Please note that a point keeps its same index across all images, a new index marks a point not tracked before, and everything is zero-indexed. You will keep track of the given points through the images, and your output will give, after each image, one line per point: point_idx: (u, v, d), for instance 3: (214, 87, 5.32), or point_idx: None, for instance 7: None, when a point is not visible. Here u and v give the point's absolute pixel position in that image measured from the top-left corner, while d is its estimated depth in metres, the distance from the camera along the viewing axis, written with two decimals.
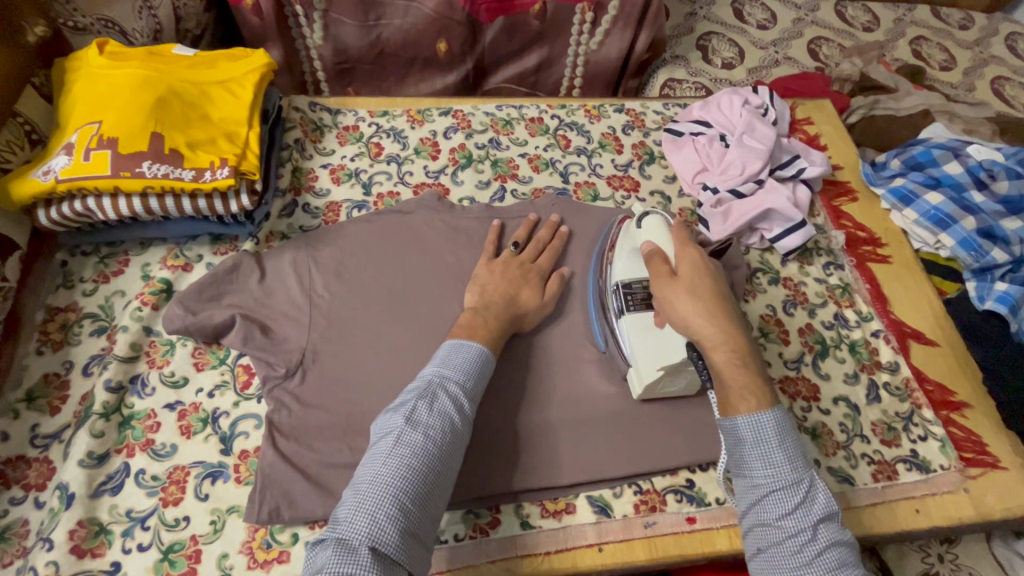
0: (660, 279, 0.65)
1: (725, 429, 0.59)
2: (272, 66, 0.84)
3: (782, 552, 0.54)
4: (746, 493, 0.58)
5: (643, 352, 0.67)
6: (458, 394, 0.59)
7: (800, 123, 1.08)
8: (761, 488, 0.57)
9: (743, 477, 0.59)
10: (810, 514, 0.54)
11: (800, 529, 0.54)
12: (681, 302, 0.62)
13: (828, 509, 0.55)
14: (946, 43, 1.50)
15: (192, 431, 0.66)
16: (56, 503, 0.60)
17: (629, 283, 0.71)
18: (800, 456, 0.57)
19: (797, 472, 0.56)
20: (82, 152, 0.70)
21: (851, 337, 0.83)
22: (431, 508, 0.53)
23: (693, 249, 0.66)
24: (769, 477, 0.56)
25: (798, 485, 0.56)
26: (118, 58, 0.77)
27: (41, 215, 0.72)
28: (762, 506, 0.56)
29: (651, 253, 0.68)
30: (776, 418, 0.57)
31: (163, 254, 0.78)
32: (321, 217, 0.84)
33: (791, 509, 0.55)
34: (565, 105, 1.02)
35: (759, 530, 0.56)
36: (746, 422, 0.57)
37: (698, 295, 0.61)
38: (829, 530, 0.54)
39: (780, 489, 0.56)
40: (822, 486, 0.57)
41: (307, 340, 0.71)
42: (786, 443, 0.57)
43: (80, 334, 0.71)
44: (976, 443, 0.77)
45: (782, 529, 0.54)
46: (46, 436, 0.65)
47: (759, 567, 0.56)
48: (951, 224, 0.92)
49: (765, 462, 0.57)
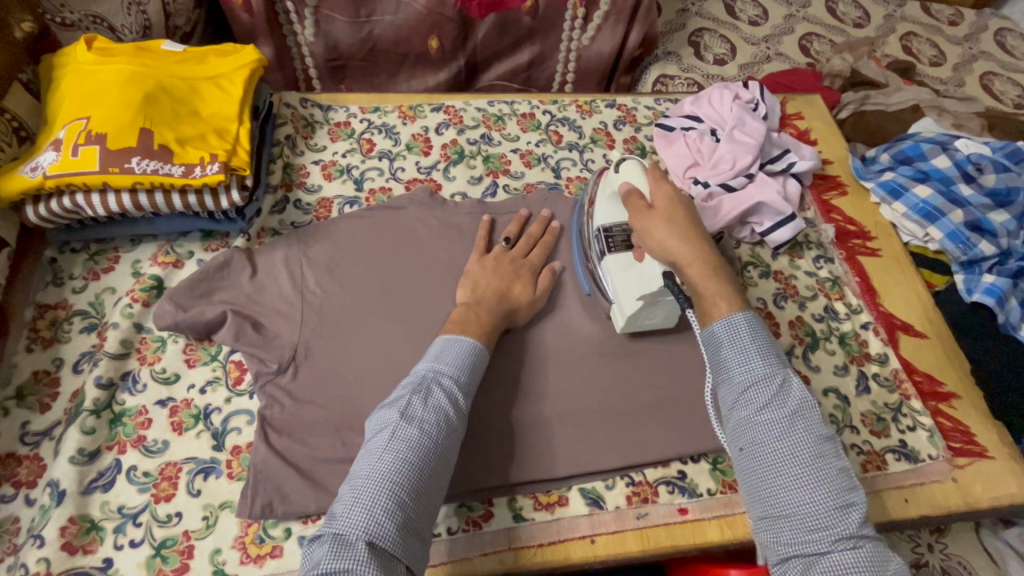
0: (637, 212, 0.68)
1: (704, 337, 0.61)
2: (262, 62, 0.84)
3: (760, 446, 0.54)
4: (725, 396, 0.58)
5: (623, 286, 0.70)
6: (452, 388, 0.60)
7: (790, 118, 1.09)
8: (738, 386, 0.57)
9: (721, 380, 0.59)
10: (785, 407, 0.54)
11: (777, 421, 0.54)
12: (658, 230, 0.65)
13: (804, 400, 0.55)
14: (936, 39, 1.51)
15: (184, 427, 0.66)
16: (47, 500, 0.60)
17: (610, 227, 0.73)
18: (773, 354, 0.58)
19: (770, 366, 0.56)
20: (70, 148, 0.70)
21: (841, 329, 0.84)
22: (429, 501, 0.53)
23: (666, 184, 0.69)
24: (745, 374, 0.57)
25: (772, 379, 0.56)
26: (106, 54, 0.77)
27: (29, 212, 0.72)
28: (741, 403, 0.56)
29: (627, 192, 0.70)
30: (750, 320, 0.59)
31: (154, 251, 0.77)
32: (312, 213, 0.84)
33: (767, 402, 0.55)
34: (556, 100, 1.02)
35: (738, 428, 0.56)
36: (723, 326, 0.59)
37: (673, 221, 0.65)
38: (806, 421, 0.54)
39: (755, 384, 0.56)
40: (797, 380, 0.57)
41: (299, 337, 0.71)
42: (759, 343, 0.58)
43: (70, 331, 0.71)
44: (964, 434, 0.78)
45: (760, 424, 0.54)
46: (37, 434, 0.64)
47: (741, 466, 0.56)
48: (939, 217, 0.92)
49: (740, 360, 0.57)
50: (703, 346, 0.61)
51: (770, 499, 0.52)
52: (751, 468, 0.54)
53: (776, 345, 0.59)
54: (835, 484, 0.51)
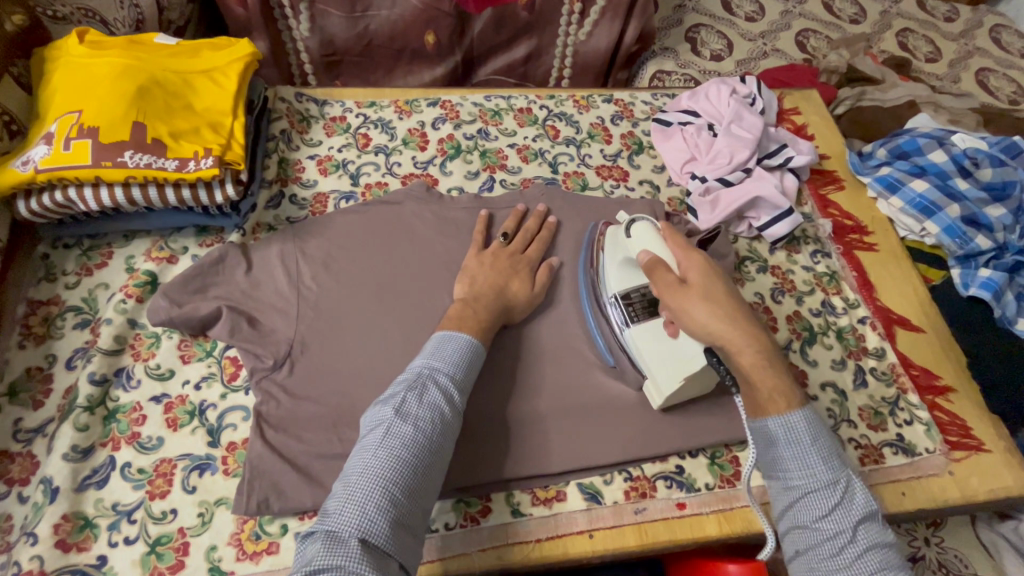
0: (670, 289, 0.62)
1: (755, 431, 0.60)
2: (257, 56, 0.83)
3: (821, 553, 0.53)
4: (781, 496, 0.58)
5: (658, 364, 0.67)
6: (447, 385, 0.59)
7: (787, 113, 1.09)
8: (796, 488, 0.56)
9: (776, 479, 0.59)
10: (848, 516, 0.54)
11: (839, 531, 0.53)
12: (698, 311, 0.60)
13: (867, 510, 0.54)
14: (932, 35, 1.51)
15: (179, 423, 0.65)
16: (41, 497, 0.59)
17: (627, 293, 0.71)
18: (834, 457, 0.57)
19: (832, 471, 0.56)
20: (62, 142, 0.69)
21: (838, 324, 0.84)
22: (422, 499, 0.53)
23: (695, 253, 0.65)
24: (805, 478, 0.56)
25: (834, 486, 0.55)
26: (98, 47, 0.76)
27: (21, 206, 0.71)
28: (799, 508, 0.56)
29: (651, 263, 0.65)
30: (808, 419, 0.58)
31: (147, 246, 0.77)
32: (308, 208, 0.83)
33: (829, 510, 0.54)
34: (553, 95, 1.01)
35: (795, 530, 0.56)
36: (778, 423, 0.58)
37: (713, 300, 0.61)
38: (869, 532, 0.53)
39: (816, 490, 0.56)
40: (860, 486, 0.56)
41: (295, 332, 0.70)
42: (819, 444, 0.57)
43: (63, 327, 0.70)
44: (961, 427, 0.78)
45: (820, 531, 0.54)
46: (30, 431, 0.64)
47: (799, 572, 0.55)
48: (935, 211, 0.93)
49: (799, 462, 0.57)
50: (754, 440, 0.61)
51: None
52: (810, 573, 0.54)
53: (835, 445, 0.59)
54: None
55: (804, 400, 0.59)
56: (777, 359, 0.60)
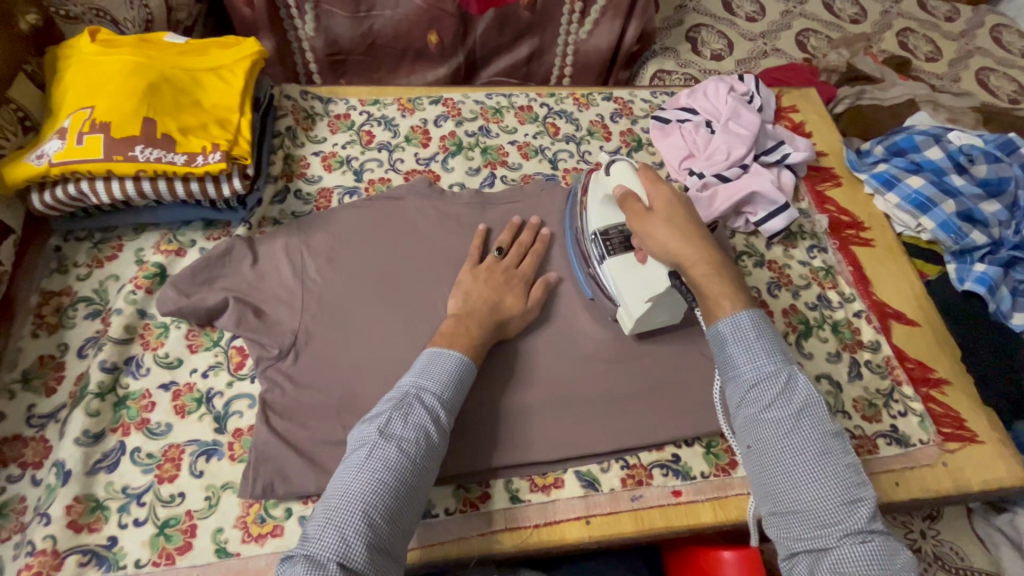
0: (637, 215, 0.66)
1: (710, 336, 0.61)
2: (263, 54, 0.85)
3: (767, 443, 0.55)
4: (732, 395, 0.59)
5: (628, 289, 0.69)
6: (434, 405, 0.60)
7: (785, 111, 1.10)
8: (744, 385, 0.58)
9: (728, 378, 0.60)
10: (791, 405, 0.55)
11: (783, 420, 0.55)
12: (659, 231, 0.64)
13: (810, 397, 0.56)
14: (932, 35, 1.52)
15: (187, 410, 0.67)
16: (53, 479, 0.61)
17: (607, 230, 0.73)
18: (779, 352, 0.58)
19: (776, 363, 0.57)
20: (75, 137, 0.71)
21: (834, 317, 0.85)
22: (404, 523, 0.54)
23: (662, 184, 0.68)
24: (751, 374, 0.57)
25: (777, 377, 0.57)
26: (110, 45, 0.78)
27: (35, 199, 0.73)
28: (748, 402, 0.57)
29: (623, 195, 0.69)
30: (755, 320, 0.60)
31: (156, 240, 0.79)
32: (313, 203, 0.85)
33: (773, 399, 0.56)
34: (554, 93, 1.03)
35: (745, 427, 0.57)
36: (728, 325, 0.60)
37: (674, 223, 0.64)
38: (812, 418, 0.55)
39: (761, 382, 0.57)
40: (804, 376, 0.57)
41: (299, 324, 0.72)
42: (765, 341, 0.58)
43: (75, 317, 0.72)
44: (955, 419, 0.79)
45: (767, 422, 0.56)
46: (43, 416, 0.66)
47: (751, 463, 0.57)
48: (931, 207, 0.94)
49: (746, 359, 0.58)
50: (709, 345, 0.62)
51: (780, 496, 0.54)
52: (759, 464, 0.56)
53: (781, 340, 0.60)
54: (844, 479, 0.52)
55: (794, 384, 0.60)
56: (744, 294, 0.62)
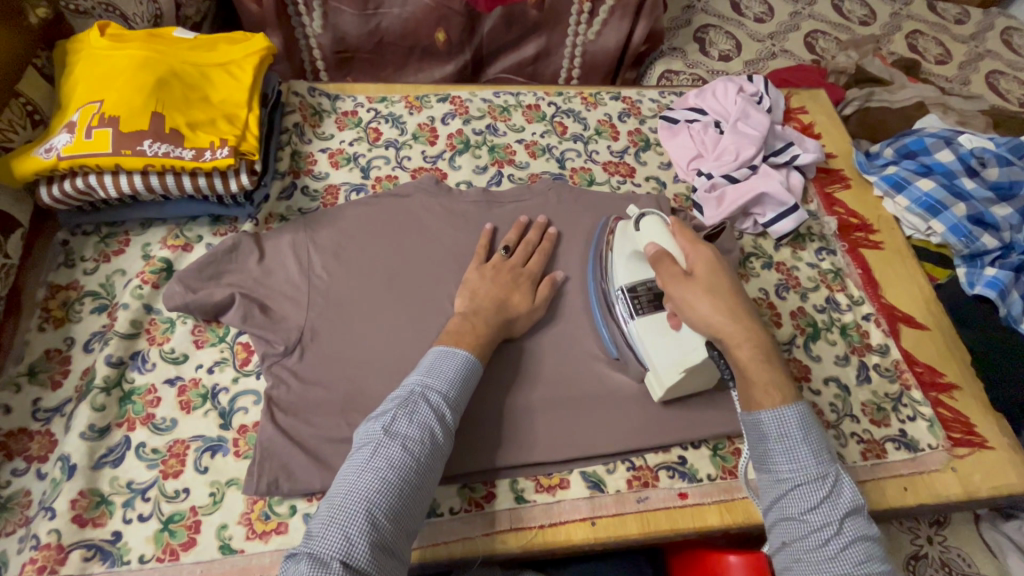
0: (675, 280, 0.62)
1: (747, 423, 0.59)
2: (272, 50, 0.85)
3: (805, 544, 0.55)
4: (769, 489, 0.58)
5: (658, 356, 0.67)
6: (439, 404, 0.60)
7: (794, 112, 1.09)
8: (786, 482, 0.56)
9: (766, 472, 0.58)
10: (836, 509, 0.55)
11: (826, 524, 0.54)
12: (700, 302, 0.60)
13: (854, 503, 0.55)
14: (942, 37, 1.51)
15: (192, 406, 0.67)
16: (58, 473, 0.61)
17: (634, 287, 0.71)
18: (824, 451, 0.57)
19: (822, 466, 0.56)
20: (84, 130, 0.71)
21: (842, 320, 0.85)
22: (407, 523, 0.54)
23: (703, 247, 0.64)
24: (794, 472, 0.56)
25: (823, 480, 0.56)
26: (120, 40, 0.78)
27: (43, 193, 0.73)
28: (787, 500, 0.56)
29: (657, 255, 0.66)
30: (800, 413, 0.57)
31: (163, 235, 0.79)
32: (319, 200, 0.85)
33: (817, 503, 0.55)
34: (562, 92, 1.03)
35: (782, 523, 0.56)
36: (771, 418, 0.57)
37: (717, 294, 0.60)
38: (855, 524, 0.54)
39: (805, 483, 0.56)
40: (848, 479, 0.57)
41: (306, 320, 0.72)
42: (810, 438, 0.57)
43: (81, 311, 0.72)
44: (965, 424, 0.78)
45: (809, 525, 0.55)
46: (48, 410, 0.66)
47: (784, 561, 0.56)
48: (942, 210, 0.93)
49: (790, 457, 0.57)
50: (745, 432, 0.60)
51: None
52: (796, 564, 0.55)
53: (824, 435, 0.59)
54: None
55: (806, 406, 0.58)
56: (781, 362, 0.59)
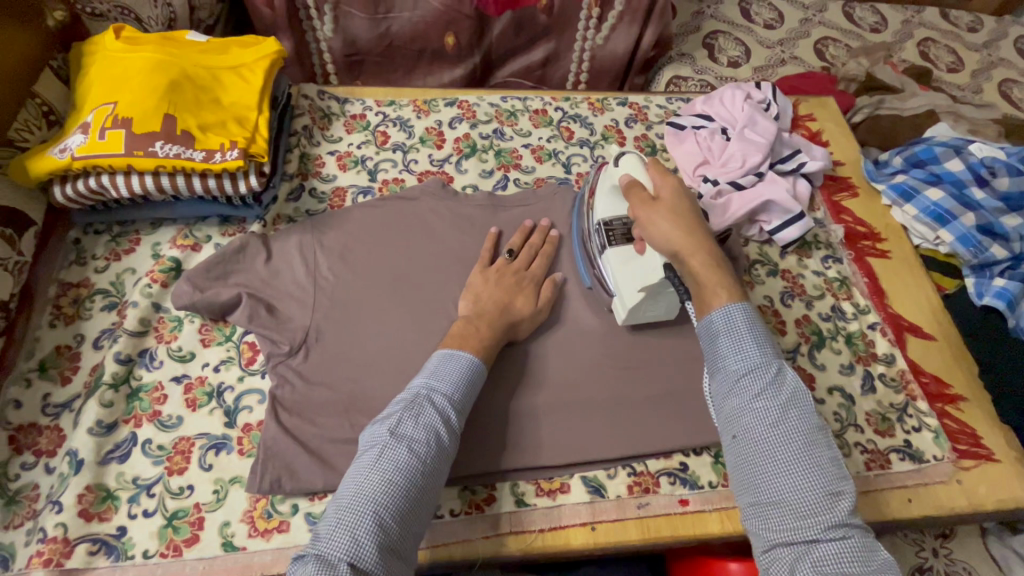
0: (641, 203, 0.67)
1: (701, 328, 0.62)
2: (282, 54, 0.86)
3: (753, 432, 0.54)
4: (720, 386, 0.59)
5: (624, 278, 0.70)
6: (444, 406, 0.60)
7: (802, 119, 1.09)
8: (733, 375, 0.57)
9: (716, 371, 0.59)
10: (780, 396, 0.55)
11: (769, 409, 0.55)
12: (661, 220, 0.65)
13: (797, 390, 0.56)
14: (954, 45, 1.50)
15: (198, 404, 0.68)
16: (66, 468, 0.62)
17: (610, 222, 0.74)
18: (770, 346, 0.59)
19: (766, 355, 0.57)
20: (97, 132, 0.72)
21: (847, 329, 0.84)
22: (414, 524, 0.54)
23: (671, 177, 0.69)
24: (740, 363, 0.57)
25: (767, 367, 0.57)
26: (134, 43, 0.80)
27: (56, 192, 0.74)
28: (734, 392, 0.57)
29: (629, 184, 0.70)
30: (746, 312, 0.60)
31: (173, 234, 0.80)
32: (327, 202, 0.86)
33: (762, 389, 0.56)
34: (568, 97, 1.03)
35: (731, 416, 0.57)
36: (720, 316, 0.60)
37: (676, 214, 0.65)
38: (799, 411, 0.55)
39: (750, 372, 0.57)
40: (793, 371, 0.58)
41: (311, 321, 0.72)
42: (756, 333, 0.59)
43: (92, 309, 0.73)
44: (971, 436, 0.78)
45: (754, 410, 0.55)
46: (58, 406, 0.67)
47: (732, 454, 0.56)
48: (950, 220, 0.92)
49: (737, 350, 0.58)
50: (699, 338, 0.62)
51: (761, 486, 0.53)
52: (742, 454, 0.55)
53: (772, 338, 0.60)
54: (826, 472, 0.52)
55: (753, 308, 0.61)
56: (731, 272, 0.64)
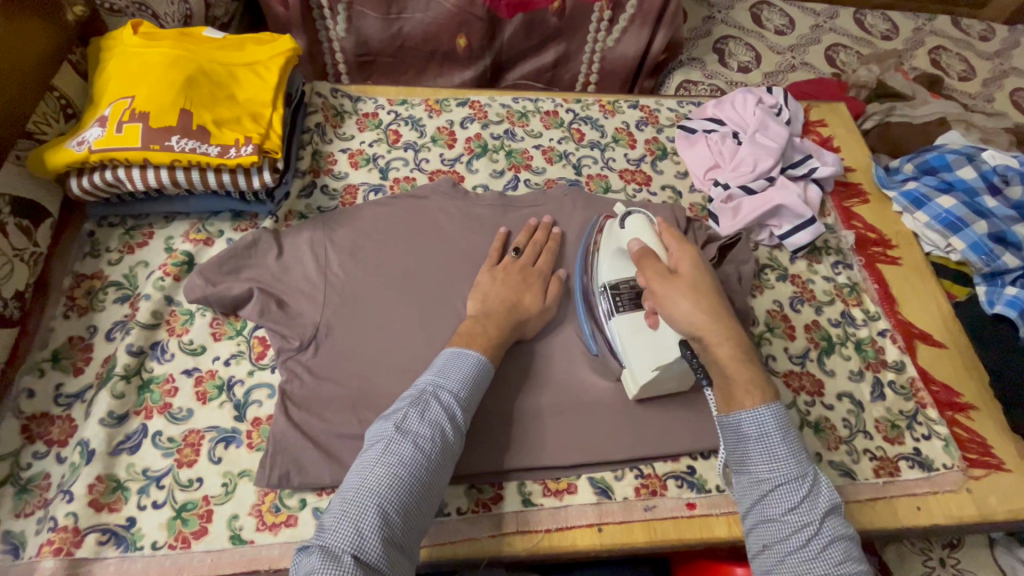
0: (658, 278, 0.64)
1: (726, 426, 0.59)
2: (297, 51, 0.87)
3: (786, 546, 0.54)
4: (750, 490, 0.58)
5: (634, 351, 0.68)
6: (450, 403, 0.60)
7: (813, 125, 1.09)
8: (766, 483, 0.57)
9: (745, 474, 0.59)
10: (815, 508, 0.55)
11: (804, 524, 0.54)
12: (680, 299, 0.61)
13: (831, 503, 0.55)
14: (966, 53, 1.50)
15: (208, 397, 0.68)
16: (78, 458, 0.62)
17: (617, 284, 0.72)
18: (802, 452, 0.57)
19: (801, 467, 0.56)
20: (115, 125, 0.73)
21: (857, 335, 0.84)
22: (417, 520, 0.54)
23: (686, 248, 0.66)
24: (773, 471, 0.57)
25: (802, 481, 0.56)
26: (152, 38, 0.80)
27: (73, 183, 0.75)
28: (767, 502, 0.56)
29: (641, 253, 0.67)
30: (779, 415, 0.58)
31: (186, 228, 0.80)
32: (338, 199, 0.86)
33: (796, 504, 0.55)
34: (580, 100, 1.03)
35: (763, 525, 0.56)
36: (750, 419, 0.58)
37: (696, 292, 0.62)
38: (833, 525, 0.54)
39: (785, 484, 0.56)
40: (825, 480, 0.57)
41: (321, 316, 0.73)
42: (788, 438, 0.57)
43: (105, 301, 0.74)
44: (980, 445, 0.77)
45: (787, 524, 0.55)
46: (70, 396, 0.67)
47: (761, 563, 0.55)
48: (962, 227, 0.92)
49: (769, 457, 0.57)
50: (722, 432, 0.60)
51: None
52: (774, 566, 0.54)
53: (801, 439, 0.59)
54: None
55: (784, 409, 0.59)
56: (756, 358, 0.61)
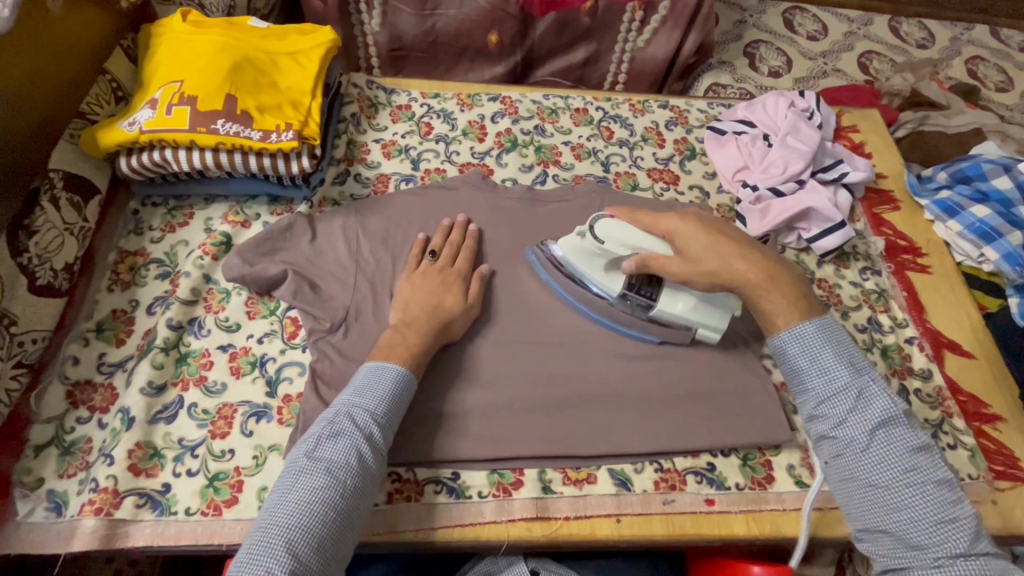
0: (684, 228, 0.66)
1: (772, 350, 0.64)
2: (337, 43, 0.89)
3: (847, 462, 0.58)
4: (805, 410, 0.62)
5: (709, 316, 0.71)
6: (367, 422, 0.59)
7: (845, 130, 1.08)
8: (816, 401, 0.61)
9: (799, 396, 0.63)
10: (867, 421, 0.58)
11: (857, 437, 0.58)
12: (709, 264, 0.64)
13: (885, 414, 0.58)
14: (1005, 64, 1.47)
15: (241, 371, 0.70)
16: (118, 424, 0.65)
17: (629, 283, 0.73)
18: (850, 364, 0.60)
19: (847, 379, 0.59)
20: (165, 107, 0.76)
21: (884, 341, 0.83)
22: (334, 547, 0.53)
23: (664, 215, 0.69)
24: (822, 388, 0.60)
25: (850, 393, 0.59)
26: (200, 26, 0.84)
27: (122, 163, 0.78)
28: (821, 419, 0.60)
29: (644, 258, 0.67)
30: (820, 330, 0.62)
31: (224, 210, 0.83)
32: (371, 187, 0.88)
33: (846, 418, 0.58)
34: (609, 98, 1.04)
35: (822, 444, 0.61)
36: (790, 340, 0.62)
37: (719, 248, 0.64)
38: (890, 434, 0.57)
39: (835, 397, 0.59)
40: (879, 389, 0.59)
41: (351, 300, 0.75)
42: (833, 352, 0.61)
43: (146, 277, 0.77)
44: (1008, 457, 0.76)
45: (842, 439, 0.59)
46: (111, 365, 0.70)
47: (831, 479, 0.60)
48: (996, 237, 0.91)
49: (818, 375, 0.61)
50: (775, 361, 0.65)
51: (868, 515, 0.57)
52: (842, 483, 0.59)
53: (853, 352, 0.62)
54: (934, 500, 0.55)
55: (826, 323, 0.63)
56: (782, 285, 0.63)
